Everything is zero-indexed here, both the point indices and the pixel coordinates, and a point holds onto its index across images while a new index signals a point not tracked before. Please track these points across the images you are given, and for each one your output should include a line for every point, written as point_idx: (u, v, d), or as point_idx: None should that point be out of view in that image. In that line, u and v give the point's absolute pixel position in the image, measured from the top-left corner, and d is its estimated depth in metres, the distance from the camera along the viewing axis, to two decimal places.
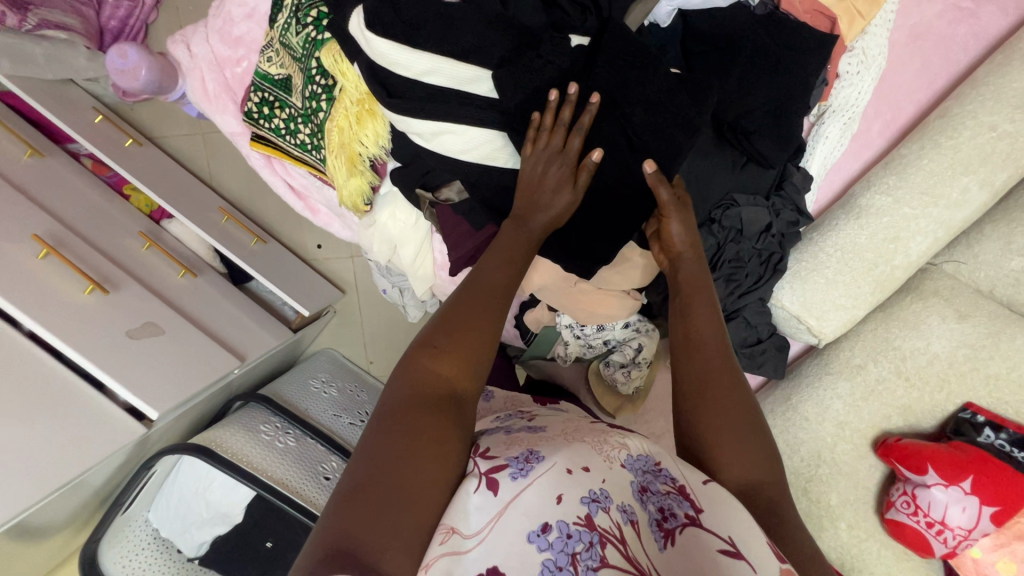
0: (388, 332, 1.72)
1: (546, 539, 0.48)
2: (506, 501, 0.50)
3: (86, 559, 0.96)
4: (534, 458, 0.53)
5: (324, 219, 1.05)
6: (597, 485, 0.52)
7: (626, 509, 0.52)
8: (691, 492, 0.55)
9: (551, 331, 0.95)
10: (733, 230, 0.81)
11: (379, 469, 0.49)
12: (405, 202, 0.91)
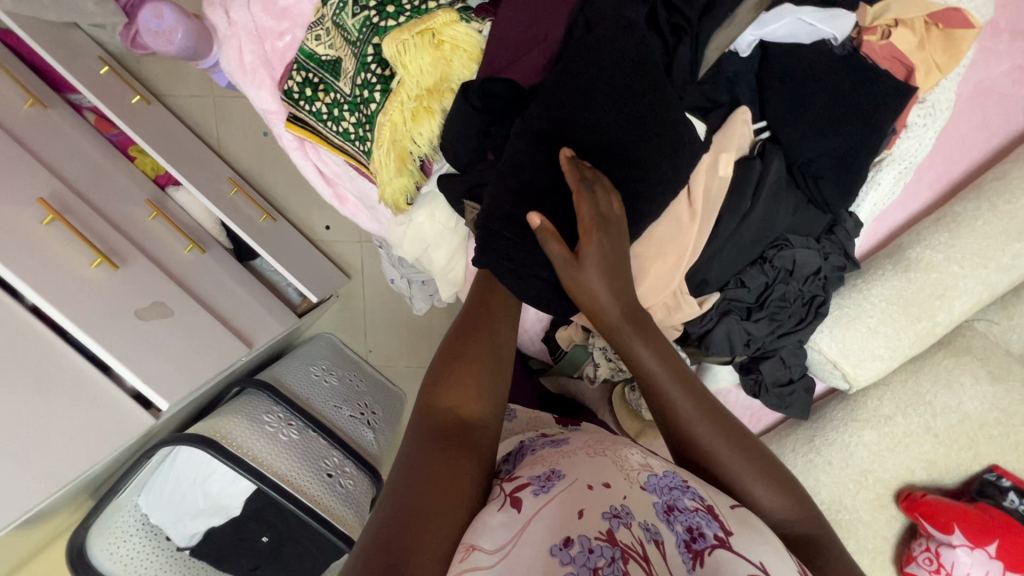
0: (391, 322, 1.68)
1: (568, 553, 0.49)
2: (529, 513, 0.53)
3: (75, 546, 0.91)
4: (554, 476, 0.57)
5: (352, 209, 0.99)
6: (619, 501, 0.54)
7: (650, 527, 0.53)
8: (717, 513, 0.55)
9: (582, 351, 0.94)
10: (784, 270, 0.80)
11: (414, 484, 0.54)
12: (445, 204, 0.88)
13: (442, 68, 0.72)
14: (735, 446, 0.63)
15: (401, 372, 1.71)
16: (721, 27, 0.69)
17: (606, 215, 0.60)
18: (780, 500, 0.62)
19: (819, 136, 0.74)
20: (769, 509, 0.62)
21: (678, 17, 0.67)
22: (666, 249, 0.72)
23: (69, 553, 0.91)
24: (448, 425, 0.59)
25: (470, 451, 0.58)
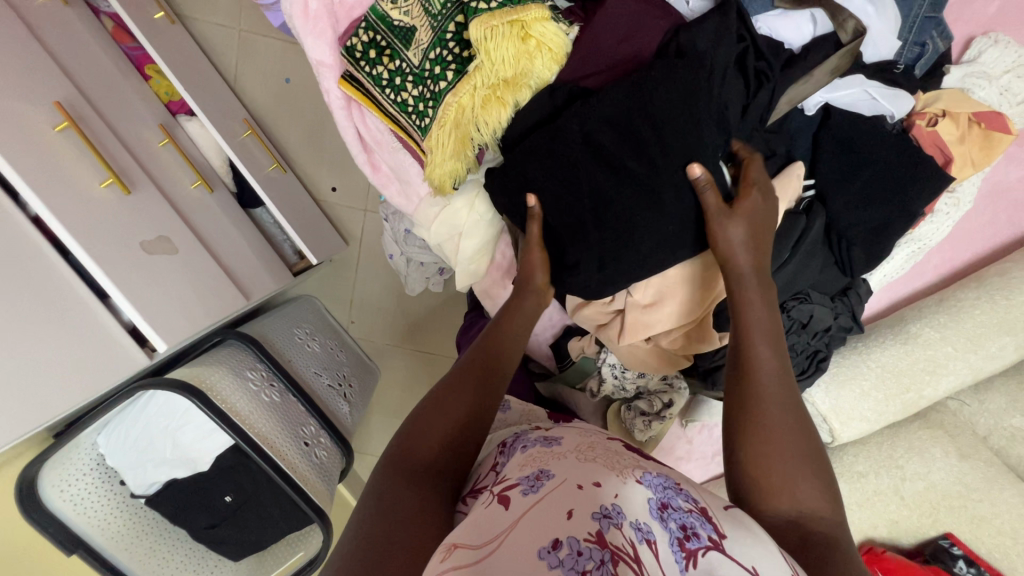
0: (380, 297, 1.65)
1: (556, 556, 0.46)
2: (519, 510, 0.53)
3: (24, 481, 0.84)
4: (544, 475, 0.57)
5: (383, 179, 0.97)
6: (610, 502, 0.52)
7: (642, 526, 0.51)
8: (712, 517, 0.54)
9: (590, 362, 0.97)
10: (799, 322, 0.84)
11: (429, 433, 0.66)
12: (485, 196, 0.89)
13: (525, 62, 0.71)
14: (800, 429, 0.57)
15: (380, 349, 1.68)
16: (796, 86, 0.72)
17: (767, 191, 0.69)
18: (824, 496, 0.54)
19: (859, 204, 0.78)
20: (814, 498, 0.54)
21: (763, 62, 0.69)
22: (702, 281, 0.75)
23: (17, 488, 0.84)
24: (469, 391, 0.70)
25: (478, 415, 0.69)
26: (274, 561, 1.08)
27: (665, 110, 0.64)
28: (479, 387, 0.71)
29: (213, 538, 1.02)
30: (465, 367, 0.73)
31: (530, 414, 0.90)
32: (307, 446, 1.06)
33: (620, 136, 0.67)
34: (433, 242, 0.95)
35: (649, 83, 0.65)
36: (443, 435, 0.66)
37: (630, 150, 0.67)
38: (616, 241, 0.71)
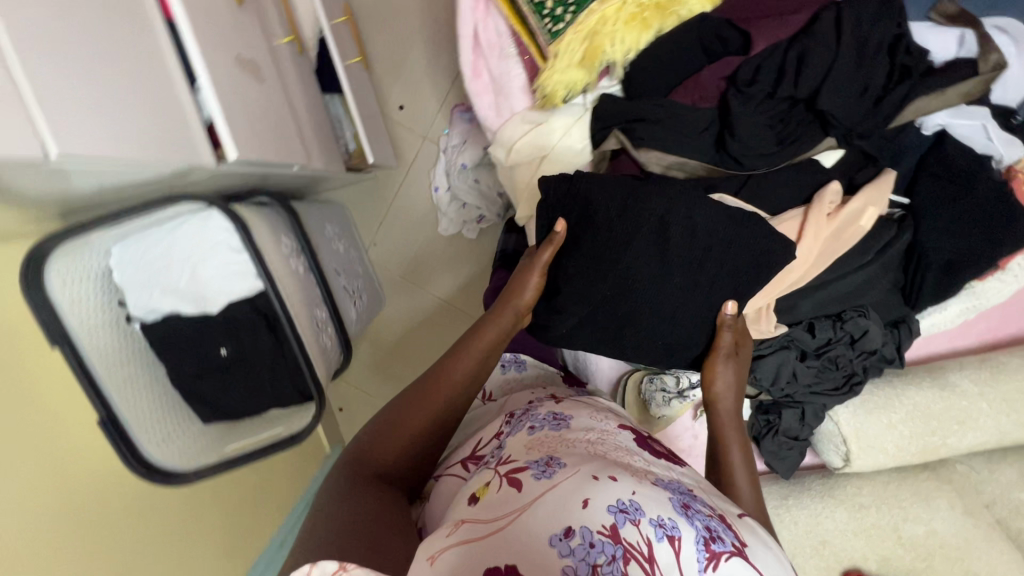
0: (409, 229, 1.62)
1: (568, 544, 0.54)
2: (530, 496, 0.60)
3: (34, 258, 0.78)
4: (554, 464, 0.65)
5: (480, 86, 0.96)
6: (626, 497, 0.58)
7: (664, 524, 0.57)
8: (731, 525, 0.62)
9: None
10: (849, 336, 0.84)
11: (400, 427, 0.75)
12: (584, 127, 0.86)
13: None
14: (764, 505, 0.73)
15: (393, 280, 1.64)
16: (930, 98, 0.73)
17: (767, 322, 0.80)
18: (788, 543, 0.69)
19: (947, 234, 0.78)
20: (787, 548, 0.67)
21: (910, 57, 0.69)
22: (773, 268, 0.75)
23: (25, 263, 0.78)
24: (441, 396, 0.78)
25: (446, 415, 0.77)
26: (246, 430, 1.03)
27: (809, 74, 0.67)
28: (442, 395, 0.77)
29: (190, 387, 0.97)
30: (427, 378, 0.79)
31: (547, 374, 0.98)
32: (318, 326, 1.04)
33: (691, 255, 0.73)
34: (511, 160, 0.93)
35: (751, 223, 0.71)
36: (409, 436, 0.74)
37: (694, 264, 0.74)
38: (630, 324, 0.78)
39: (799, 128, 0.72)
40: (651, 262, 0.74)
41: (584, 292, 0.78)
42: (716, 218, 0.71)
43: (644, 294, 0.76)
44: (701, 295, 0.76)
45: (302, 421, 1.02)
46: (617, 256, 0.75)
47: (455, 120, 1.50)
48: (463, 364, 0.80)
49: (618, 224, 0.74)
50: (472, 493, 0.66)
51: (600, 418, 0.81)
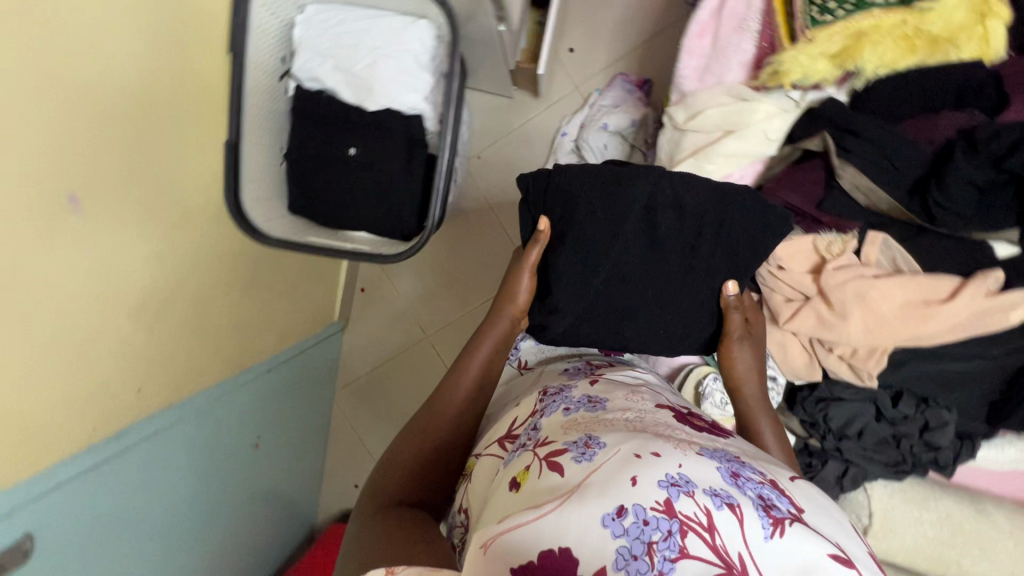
0: (517, 161, 1.62)
1: (621, 524, 0.49)
2: (577, 479, 0.54)
3: None
4: (595, 445, 0.58)
5: (698, 48, 1.00)
6: (675, 470, 0.53)
7: (719, 493, 0.51)
8: (784, 490, 0.55)
9: None
10: (921, 423, 0.86)
11: (407, 455, 0.79)
12: (788, 120, 0.89)
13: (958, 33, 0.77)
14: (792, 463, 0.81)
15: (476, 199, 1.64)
16: None
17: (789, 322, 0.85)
18: None
19: None
20: None
21: None
22: (909, 314, 0.78)
23: None
24: (441, 418, 0.83)
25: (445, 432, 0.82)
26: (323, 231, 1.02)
27: None
28: (444, 419, 0.83)
29: (304, 163, 0.95)
30: (427, 408, 0.84)
31: (581, 349, 1.03)
32: None
33: (684, 238, 0.80)
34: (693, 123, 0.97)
35: (733, 200, 0.79)
36: (410, 459, 0.78)
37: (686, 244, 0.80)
38: (629, 306, 0.83)
39: (998, 205, 0.75)
40: (649, 239, 0.80)
41: (574, 293, 0.83)
42: (705, 193, 0.79)
43: (647, 276, 0.82)
44: (701, 276, 0.82)
45: (382, 249, 1.01)
46: (603, 255, 0.81)
47: (615, 85, 1.52)
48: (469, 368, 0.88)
49: (600, 222, 0.79)
50: (516, 479, 0.60)
51: (635, 397, 0.74)
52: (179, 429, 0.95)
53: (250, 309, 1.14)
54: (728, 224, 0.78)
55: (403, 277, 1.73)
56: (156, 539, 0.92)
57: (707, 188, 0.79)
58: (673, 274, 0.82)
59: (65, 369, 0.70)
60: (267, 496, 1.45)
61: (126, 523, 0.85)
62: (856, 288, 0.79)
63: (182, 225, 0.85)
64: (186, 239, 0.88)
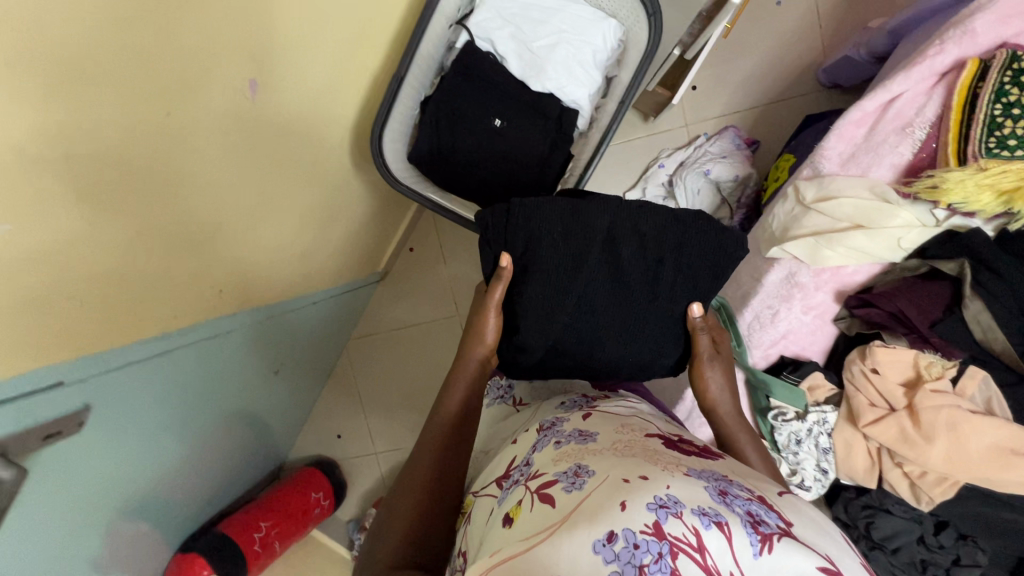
0: (604, 175, 1.61)
1: (612, 549, 0.45)
2: (567, 511, 0.51)
3: None
4: (585, 475, 0.56)
5: (848, 133, 1.00)
6: (663, 491, 0.48)
7: (708, 512, 0.46)
8: (773, 506, 0.50)
9: (800, 399, 0.94)
10: (952, 557, 0.89)
11: (395, 512, 0.76)
12: (924, 235, 0.90)
13: None
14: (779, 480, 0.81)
15: None
16: None
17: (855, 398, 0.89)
18: None
19: None
20: None
21: None
22: (993, 458, 0.79)
23: None
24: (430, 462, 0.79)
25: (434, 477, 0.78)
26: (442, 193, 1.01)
27: None
28: (432, 465, 0.79)
29: (443, 114, 0.92)
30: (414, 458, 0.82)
31: (573, 385, 0.98)
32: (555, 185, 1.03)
33: (646, 268, 0.82)
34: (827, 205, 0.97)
35: (690, 224, 0.81)
36: (398, 516, 0.75)
37: (647, 274, 0.82)
38: (606, 335, 0.84)
39: None
40: (611, 269, 0.82)
41: (543, 325, 0.83)
42: (663, 219, 0.81)
43: (618, 309, 0.83)
44: (664, 304, 0.84)
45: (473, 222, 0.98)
46: (569, 285, 0.81)
47: (725, 136, 1.50)
48: (446, 411, 0.86)
49: (562, 248, 0.81)
50: (508, 513, 0.59)
51: (625, 430, 0.66)
52: (224, 332, 0.91)
53: (328, 234, 1.10)
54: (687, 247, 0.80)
55: (454, 249, 1.69)
56: (164, 427, 0.88)
57: (665, 216, 0.81)
58: (641, 304, 0.83)
59: (162, 230, 0.66)
60: (254, 424, 1.41)
61: (151, 405, 0.81)
62: (949, 416, 0.81)
63: (302, 121, 0.82)
64: (300, 139, 0.85)
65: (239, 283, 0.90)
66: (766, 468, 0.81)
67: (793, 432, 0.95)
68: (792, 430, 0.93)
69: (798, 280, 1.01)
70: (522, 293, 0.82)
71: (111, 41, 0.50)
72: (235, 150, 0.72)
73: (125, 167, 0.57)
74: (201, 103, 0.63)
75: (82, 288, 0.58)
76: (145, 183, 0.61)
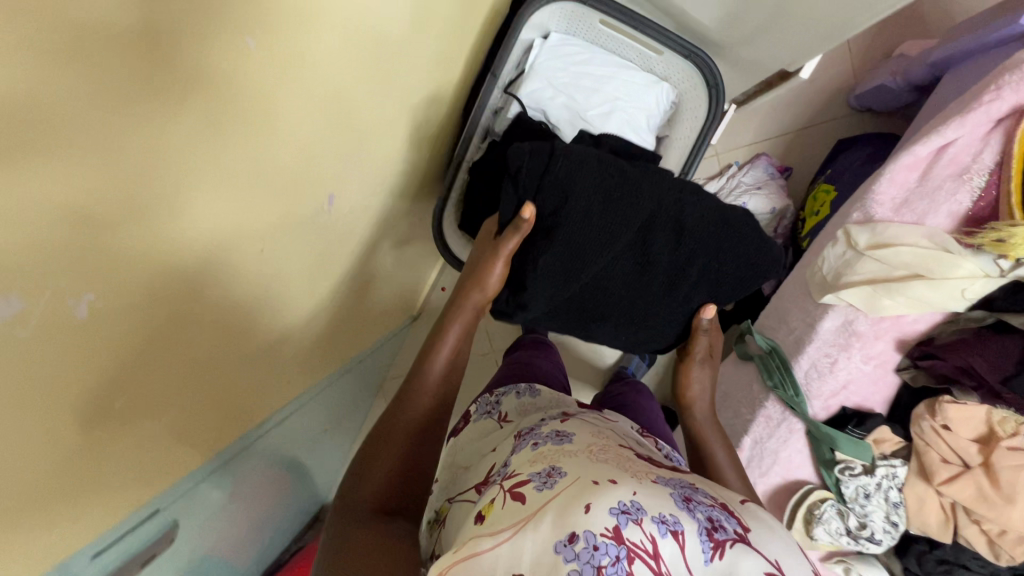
0: None
1: (571, 550, 0.43)
2: (534, 506, 0.48)
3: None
4: (557, 474, 0.52)
5: (901, 177, 0.99)
6: (627, 497, 0.47)
7: (666, 519, 0.45)
8: (734, 512, 0.50)
9: (867, 452, 0.93)
10: None
11: (365, 486, 0.63)
12: (990, 286, 0.89)
13: None
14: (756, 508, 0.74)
15: None
16: None
17: (927, 454, 0.89)
18: None
19: None
20: None
21: None
22: None
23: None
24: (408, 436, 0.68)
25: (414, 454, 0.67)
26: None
27: None
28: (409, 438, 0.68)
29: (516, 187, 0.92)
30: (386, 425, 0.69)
31: (562, 399, 0.91)
32: None
33: (677, 261, 0.79)
34: (885, 254, 0.95)
35: (735, 232, 0.79)
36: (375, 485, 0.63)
37: (676, 267, 0.79)
38: (603, 310, 0.86)
39: None
40: (636, 253, 0.79)
41: (557, 287, 0.80)
42: (711, 216, 0.78)
43: (621, 289, 0.82)
44: (681, 296, 0.83)
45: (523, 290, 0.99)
46: (596, 253, 0.78)
47: (759, 164, 1.48)
48: (432, 378, 0.75)
49: (596, 221, 0.76)
50: (480, 511, 0.53)
51: (601, 436, 0.64)
52: (285, 413, 0.91)
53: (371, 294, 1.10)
54: (722, 256, 0.79)
55: None
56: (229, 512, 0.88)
57: (713, 216, 0.78)
58: (658, 288, 0.82)
59: (243, 343, 0.66)
60: (297, 474, 1.41)
61: (225, 497, 0.81)
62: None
63: (360, 203, 0.81)
64: (356, 220, 0.84)
65: (300, 364, 0.89)
66: (743, 484, 0.76)
67: (862, 485, 0.94)
68: (861, 485, 0.93)
69: (855, 326, 1.00)
70: (537, 262, 0.77)
71: (232, 205, 0.49)
72: (308, 252, 0.71)
73: (223, 303, 0.56)
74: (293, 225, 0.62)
75: (178, 424, 0.57)
76: (237, 313, 0.59)
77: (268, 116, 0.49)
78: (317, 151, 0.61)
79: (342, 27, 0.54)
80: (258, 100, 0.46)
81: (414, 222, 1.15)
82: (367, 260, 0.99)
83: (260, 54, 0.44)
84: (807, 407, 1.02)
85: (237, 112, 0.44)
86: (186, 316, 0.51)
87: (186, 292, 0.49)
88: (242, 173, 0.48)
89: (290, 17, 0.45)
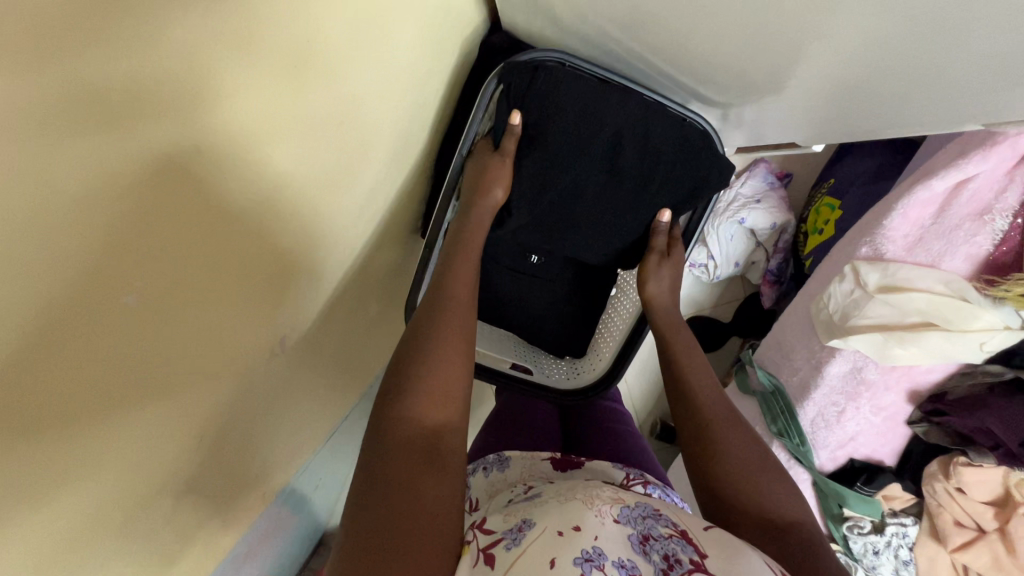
0: None
1: None
2: (504, 568, 0.50)
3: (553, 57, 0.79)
4: (526, 527, 0.56)
5: (913, 215, 0.89)
6: (590, 544, 0.52)
7: (625, 564, 0.51)
8: (693, 538, 0.54)
9: (878, 510, 1.00)
10: None
11: (380, 488, 0.52)
12: (1013, 339, 0.82)
13: None
14: (738, 423, 0.68)
15: None
16: None
17: (936, 520, 0.95)
18: (796, 503, 0.61)
19: None
20: (788, 507, 0.60)
21: None
22: None
23: (544, 55, 0.79)
24: (422, 437, 0.56)
25: (432, 464, 0.54)
26: (489, 339, 1.01)
27: None
28: (428, 450, 0.55)
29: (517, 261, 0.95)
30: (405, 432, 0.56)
31: (534, 452, 0.83)
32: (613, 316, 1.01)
33: (641, 167, 0.84)
34: (893, 300, 0.88)
35: (692, 143, 0.83)
36: (405, 502, 0.51)
37: (639, 174, 0.84)
38: (573, 229, 0.88)
39: None
40: (606, 164, 0.84)
41: (533, 198, 0.86)
42: (669, 130, 0.82)
43: (588, 202, 0.86)
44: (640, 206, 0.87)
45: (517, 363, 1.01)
46: (567, 166, 0.83)
47: (756, 174, 1.38)
48: (427, 410, 0.58)
49: (572, 137, 0.81)
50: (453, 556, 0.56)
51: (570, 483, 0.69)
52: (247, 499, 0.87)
53: (343, 355, 1.03)
54: (680, 163, 0.84)
55: None
56: None
57: (670, 130, 0.82)
58: (624, 195, 0.86)
59: (166, 483, 0.61)
60: None
61: None
62: None
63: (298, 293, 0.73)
64: (304, 303, 0.76)
65: (259, 452, 0.83)
66: (715, 386, 0.72)
67: (872, 543, 1.02)
68: (871, 542, 1.00)
69: (864, 375, 0.95)
70: (521, 167, 0.82)
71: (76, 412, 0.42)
72: (230, 374, 0.63)
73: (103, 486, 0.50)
74: (185, 373, 0.55)
75: None
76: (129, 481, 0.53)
77: (118, 275, 0.40)
78: (209, 276, 0.52)
79: (221, 152, 0.45)
80: (99, 269, 0.38)
81: (389, 275, 1.07)
82: (330, 330, 0.91)
83: (80, 224, 0.35)
84: (817, 463, 1.04)
85: (62, 292, 0.36)
86: (49, 498, 0.44)
87: (41, 477, 0.42)
88: (86, 347, 0.40)
89: (110, 169, 0.36)
